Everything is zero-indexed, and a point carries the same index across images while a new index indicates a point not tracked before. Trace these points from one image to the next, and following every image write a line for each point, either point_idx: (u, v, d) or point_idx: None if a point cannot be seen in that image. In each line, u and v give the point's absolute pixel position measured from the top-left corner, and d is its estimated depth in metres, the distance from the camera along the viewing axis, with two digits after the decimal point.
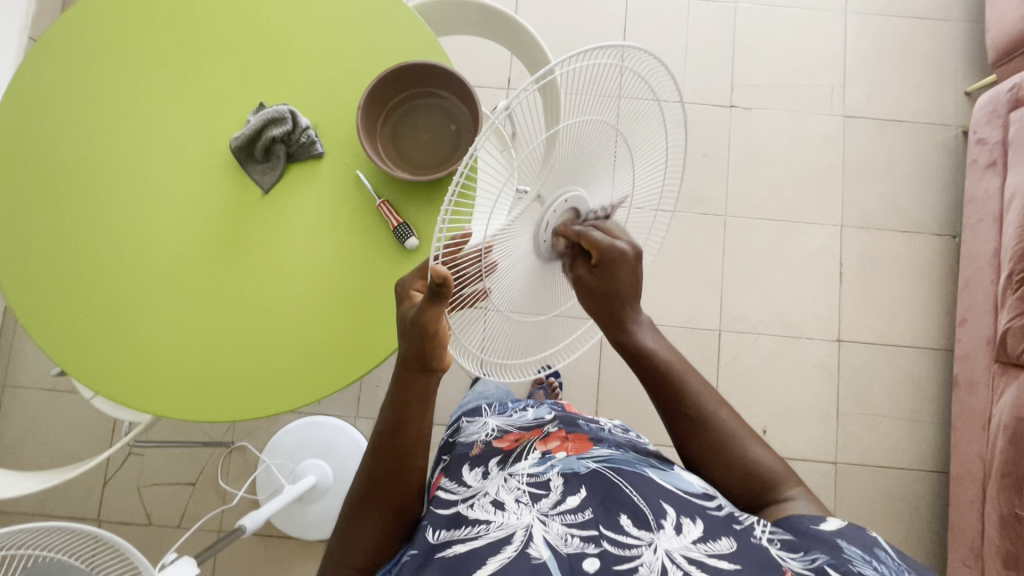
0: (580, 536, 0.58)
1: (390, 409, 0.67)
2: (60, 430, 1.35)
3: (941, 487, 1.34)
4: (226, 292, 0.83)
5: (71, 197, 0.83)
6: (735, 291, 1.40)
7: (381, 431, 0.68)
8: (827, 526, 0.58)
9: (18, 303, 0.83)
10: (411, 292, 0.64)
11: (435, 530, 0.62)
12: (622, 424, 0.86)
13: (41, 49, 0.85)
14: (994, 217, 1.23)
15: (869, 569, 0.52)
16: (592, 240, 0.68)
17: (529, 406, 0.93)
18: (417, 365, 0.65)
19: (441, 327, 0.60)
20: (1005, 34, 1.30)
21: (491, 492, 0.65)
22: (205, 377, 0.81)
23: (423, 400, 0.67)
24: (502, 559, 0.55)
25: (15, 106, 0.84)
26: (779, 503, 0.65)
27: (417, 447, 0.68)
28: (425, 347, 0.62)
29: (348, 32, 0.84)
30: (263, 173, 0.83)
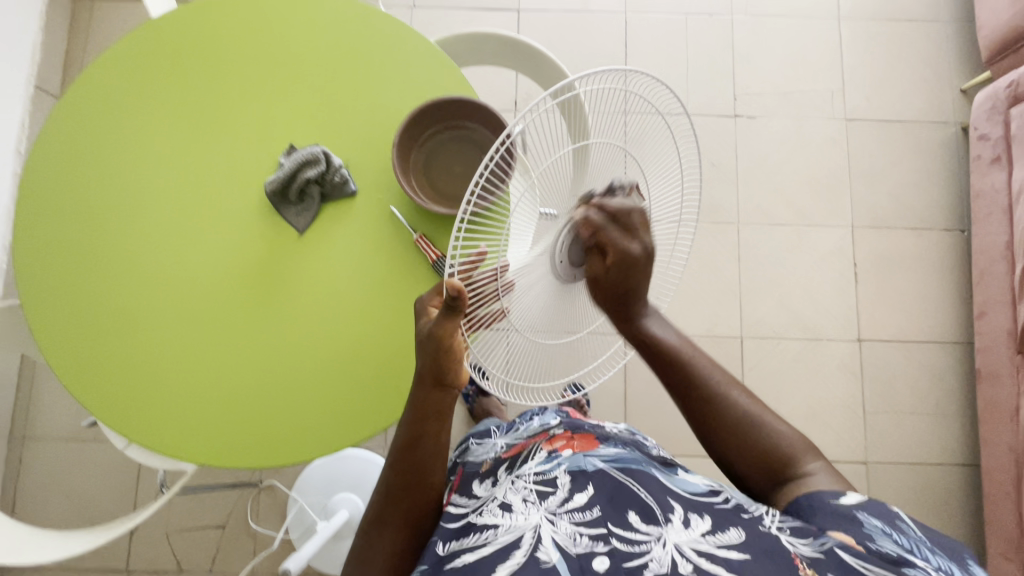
0: (589, 535, 0.58)
1: (408, 426, 0.66)
2: (83, 481, 1.32)
3: (972, 480, 1.35)
4: (267, 338, 0.82)
5: (103, 251, 0.83)
6: (754, 297, 1.41)
7: (401, 447, 0.67)
8: (845, 500, 0.59)
9: (53, 358, 0.81)
10: (428, 308, 0.65)
11: (445, 542, 0.62)
12: (627, 428, 0.87)
13: (67, 102, 0.84)
14: (1003, 211, 1.25)
15: (890, 542, 0.53)
16: (609, 238, 0.62)
17: (535, 415, 0.96)
18: (431, 382, 0.65)
19: (455, 342, 0.61)
20: (997, 33, 1.34)
21: (499, 497, 0.66)
22: (251, 424, 0.81)
23: (441, 414, 0.66)
24: (511, 565, 0.55)
25: (39, 165, 0.83)
26: (798, 478, 0.66)
27: (438, 461, 0.68)
28: (442, 361, 0.62)
29: (373, 71, 0.85)
30: (297, 214, 0.83)
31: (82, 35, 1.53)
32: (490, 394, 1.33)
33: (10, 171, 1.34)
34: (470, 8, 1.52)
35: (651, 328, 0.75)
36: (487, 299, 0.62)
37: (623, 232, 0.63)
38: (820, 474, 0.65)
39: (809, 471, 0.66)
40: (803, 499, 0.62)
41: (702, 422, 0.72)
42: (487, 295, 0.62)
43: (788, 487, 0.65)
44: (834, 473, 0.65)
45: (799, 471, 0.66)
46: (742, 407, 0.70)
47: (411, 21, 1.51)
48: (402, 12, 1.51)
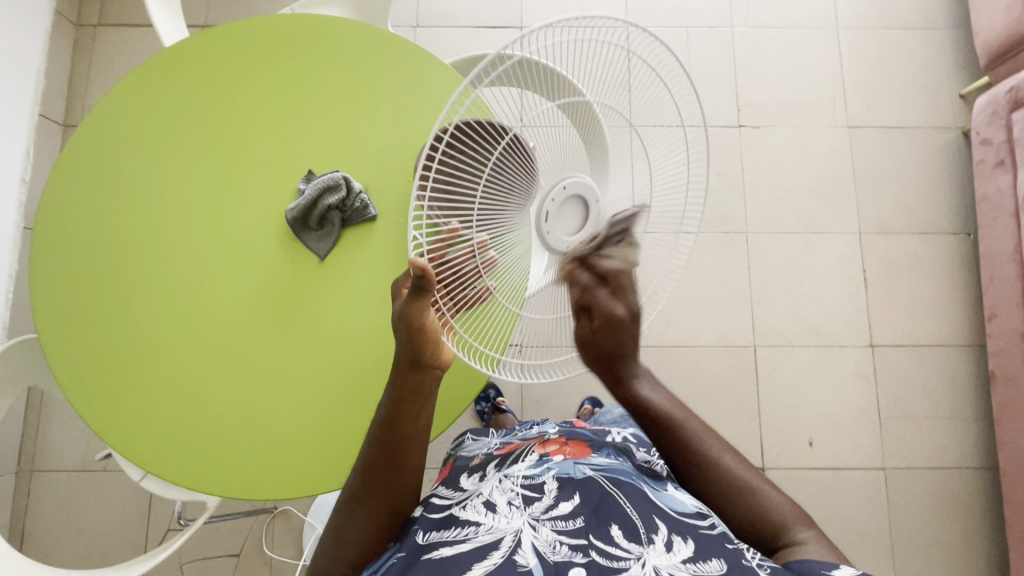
0: (568, 545, 0.58)
1: (388, 404, 0.65)
2: (92, 514, 1.30)
3: (990, 482, 1.35)
4: (291, 368, 0.82)
5: (122, 282, 0.82)
6: (765, 306, 1.41)
7: (379, 426, 0.65)
8: (838, 574, 0.56)
9: (72, 392, 0.80)
10: (400, 289, 0.65)
11: (425, 532, 0.62)
12: (633, 433, 0.86)
13: (84, 130, 0.83)
14: (1010, 214, 1.27)
15: None
16: (597, 299, 0.65)
17: (535, 424, 0.95)
18: (408, 363, 0.64)
19: (428, 320, 0.61)
20: (994, 39, 1.36)
21: (485, 494, 0.67)
22: (278, 456, 0.80)
23: (420, 395, 0.65)
24: (487, 564, 0.55)
25: (55, 193, 0.82)
26: (790, 547, 0.65)
27: (417, 446, 0.66)
28: (415, 340, 0.62)
29: (389, 95, 0.85)
30: (318, 240, 0.83)
31: (86, 63, 1.53)
32: (504, 409, 1.31)
33: (15, 200, 1.33)
34: (474, 26, 1.53)
35: (641, 391, 0.78)
36: (467, 279, 0.60)
37: (611, 294, 0.66)
38: (811, 543, 0.64)
39: (801, 540, 0.65)
40: (796, 564, 0.60)
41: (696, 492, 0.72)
42: (465, 275, 0.60)
43: (780, 553, 0.65)
44: (827, 546, 0.64)
45: (789, 540, 0.65)
46: (738, 476, 0.70)
47: (416, 40, 1.52)
48: (407, 32, 1.52)
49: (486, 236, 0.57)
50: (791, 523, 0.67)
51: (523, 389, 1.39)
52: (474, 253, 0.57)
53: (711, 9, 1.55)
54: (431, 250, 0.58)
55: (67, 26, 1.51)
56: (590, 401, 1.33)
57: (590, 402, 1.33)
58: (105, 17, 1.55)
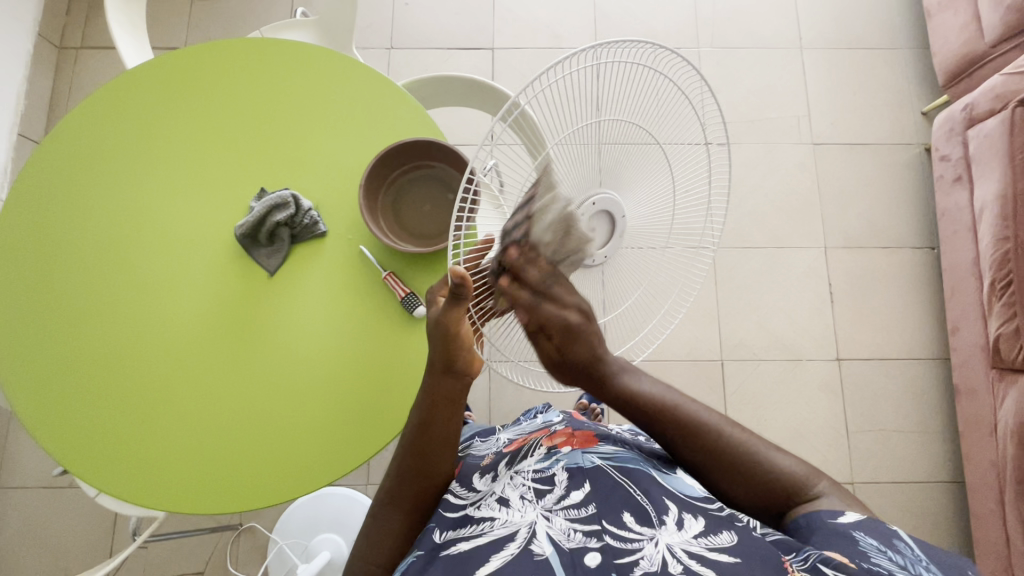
0: (582, 531, 0.60)
1: (424, 408, 0.73)
2: (56, 530, 1.29)
3: (959, 497, 1.34)
4: (238, 379, 0.82)
5: (75, 296, 0.83)
6: (732, 320, 1.43)
7: (414, 431, 0.73)
8: (844, 519, 0.60)
9: (23, 405, 0.81)
10: (436, 298, 0.70)
11: (443, 531, 0.65)
12: (631, 428, 0.89)
13: (44, 150, 0.86)
14: (968, 228, 1.29)
15: (885, 560, 0.53)
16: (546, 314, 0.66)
17: (538, 415, 0.98)
18: (441, 370, 0.71)
19: (462, 329, 0.67)
20: (951, 60, 1.39)
21: (498, 491, 0.69)
22: (222, 468, 0.80)
23: (453, 402, 0.74)
24: (504, 555, 0.58)
25: (15, 213, 0.85)
26: (807, 502, 0.66)
27: (444, 447, 0.74)
28: (449, 347, 0.68)
29: (343, 115, 0.87)
30: (268, 255, 0.84)
31: (67, 83, 1.56)
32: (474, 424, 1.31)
33: None
34: (446, 48, 1.57)
35: (626, 382, 0.79)
36: (497, 289, 0.64)
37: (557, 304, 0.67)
38: (830, 495, 0.66)
39: (819, 492, 0.66)
40: (805, 520, 0.63)
41: (704, 468, 0.72)
42: (496, 286, 0.64)
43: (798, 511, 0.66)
44: (842, 494, 0.66)
45: (808, 496, 0.67)
46: (742, 444, 0.71)
47: (388, 62, 1.56)
48: (379, 54, 1.56)
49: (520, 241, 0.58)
50: (808, 478, 0.68)
51: (493, 402, 1.40)
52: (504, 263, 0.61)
53: (677, 31, 1.59)
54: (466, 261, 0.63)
55: (49, 49, 1.54)
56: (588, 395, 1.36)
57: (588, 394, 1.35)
58: (87, 40, 1.59)
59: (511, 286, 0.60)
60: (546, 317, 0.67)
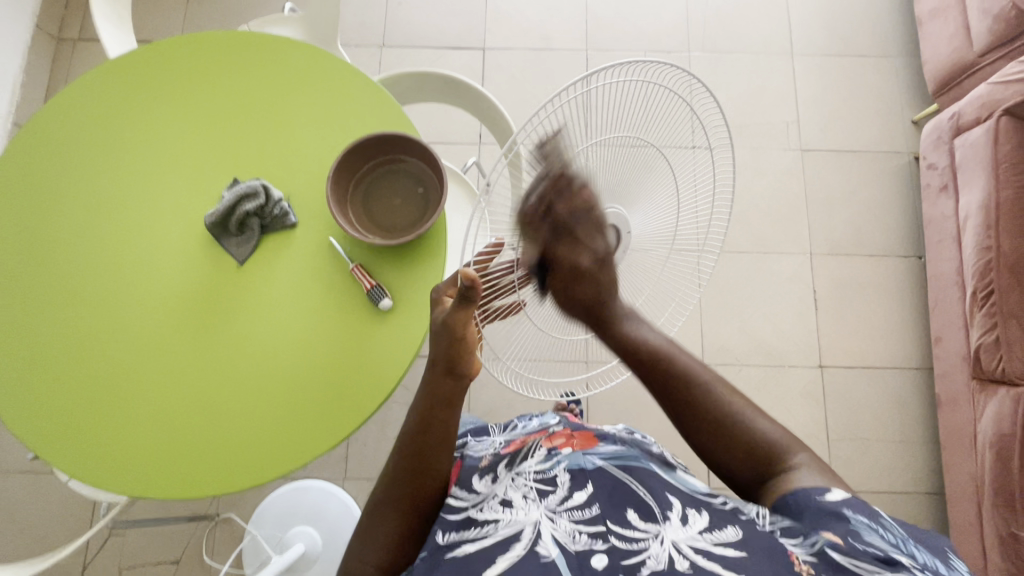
0: (588, 533, 0.60)
1: (421, 410, 0.71)
2: (35, 514, 1.30)
3: (940, 510, 1.33)
4: (200, 368, 0.83)
5: (48, 281, 0.85)
6: (716, 324, 1.42)
7: (412, 431, 0.71)
8: (831, 495, 0.60)
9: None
10: (444, 297, 0.71)
11: (445, 533, 0.65)
12: (628, 427, 0.87)
13: (25, 136, 0.88)
14: (952, 237, 1.28)
15: (878, 538, 0.54)
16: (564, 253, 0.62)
17: (532, 418, 0.97)
18: (444, 368, 0.70)
19: (468, 329, 0.65)
20: (940, 69, 1.39)
21: (500, 493, 0.68)
22: (180, 457, 0.81)
23: (452, 401, 0.71)
24: (510, 556, 0.57)
25: None
26: (785, 471, 0.65)
27: (443, 449, 0.72)
28: (456, 349, 0.67)
29: (317, 107, 0.88)
30: (237, 245, 0.85)
31: (64, 72, 1.58)
32: None
33: None
34: (437, 48, 1.58)
35: (632, 330, 0.72)
36: (502, 292, 0.65)
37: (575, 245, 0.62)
38: (805, 467, 0.65)
39: (796, 463, 0.66)
40: (790, 495, 0.62)
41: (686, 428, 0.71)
42: (502, 287, 0.64)
43: (778, 479, 0.65)
44: (819, 467, 0.65)
45: (786, 465, 0.66)
46: (725, 406, 0.69)
47: (379, 60, 1.57)
48: (372, 51, 1.57)
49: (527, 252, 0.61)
50: (788, 447, 0.67)
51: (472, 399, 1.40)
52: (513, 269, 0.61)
53: (668, 34, 1.59)
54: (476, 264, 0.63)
55: (46, 40, 1.56)
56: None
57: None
58: (84, 31, 1.61)
59: (537, 217, 0.57)
60: (566, 260, 0.62)
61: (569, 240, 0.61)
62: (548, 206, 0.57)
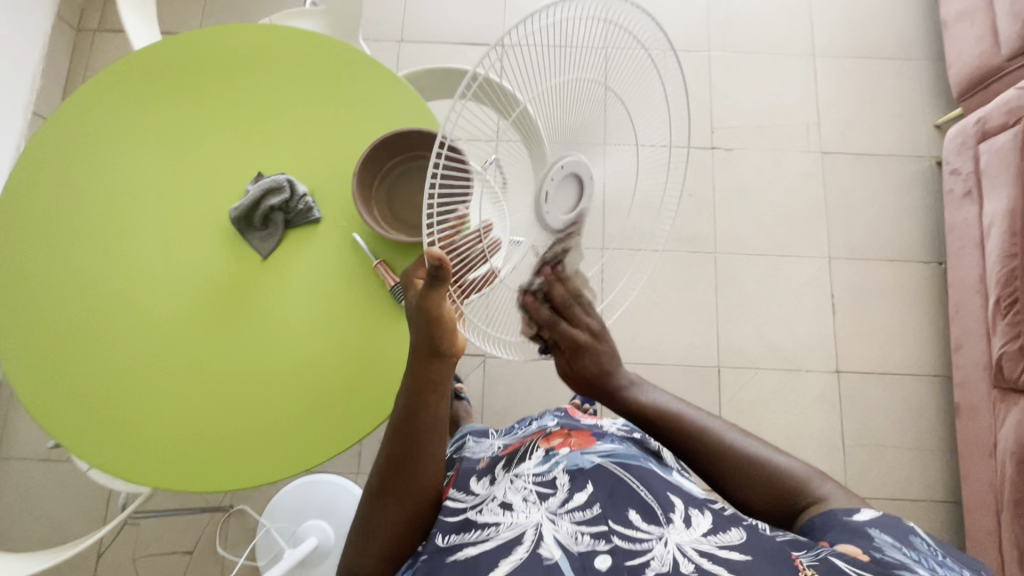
0: (590, 534, 0.61)
1: (408, 395, 0.69)
2: (51, 502, 1.31)
3: (956, 519, 1.32)
4: (222, 362, 0.83)
5: (70, 271, 0.85)
6: (731, 327, 1.41)
7: (401, 417, 0.69)
8: (858, 516, 0.62)
9: (19, 376, 0.83)
10: (414, 279, 0.69)
11: (445, 535, 0.65)
12: (626, 424, 0.83)
13: (50, 127, 0.88)
14: (975, 244, 1.26)
15: (898, 553, 0.55)
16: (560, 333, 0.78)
17: (533, 417, 0.96)
18: (428, 353, 0.68)
19: (446, 311, 0.63)
20: (965, 72, 1.37)
21: (499, 495, 0.68)
22: (201, 450, 0.81)
23: (438, 386, 0.69)
24: (513, 560, 0.58)
25: (20, 184, 0.87)
26: (813, 504, 0.69)
27: (433, 437, 0.70)
28: (433, 330, 0.64)
29: (343, 102, 0.88)
30: (262, 240, 0.85)
31: (83, 65, 1.58)
32: (462, 398, 1.32)
33: None
34: (455, 44, 1.57)
35: (634, 394, 0.87)
36: (473, 262, 0.63)
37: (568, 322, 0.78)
38: (833, 496, 0.68)
39: (824, 496, 0.69)
40: (818, 519, 0.65)
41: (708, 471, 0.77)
42: (472, 258, 0.62)
43: (805, 512, 0.69)
44: (845, 493, 0.68)
45: (812, 498, 0.69)
46: (745, 455, 0.74)
47: (397, 55, 1.56)
48: (389, 46, 1.57)
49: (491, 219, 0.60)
50: (811, 482, 0.71)
51: (485, 396, 1.40)
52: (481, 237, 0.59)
53: (688, 33, 1.58)
54: (440, 239, 0.60)
55: (66, 30, 1.57)
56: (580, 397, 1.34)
57: (579, 397, 1.33)
58: (104, 23, 1.61)
59: (537, 304, 0.71)
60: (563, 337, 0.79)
61: (569, 321, 0.78)
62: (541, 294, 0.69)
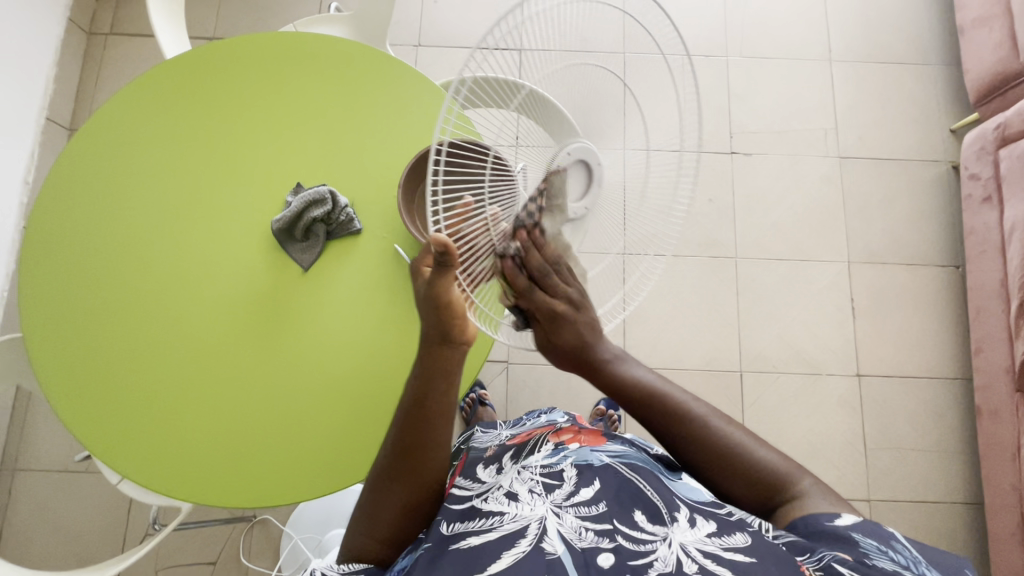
0: (594, 530, 0.60)
1: (418, 378, 0.67)
2: (70, 516, 1.29)
3: (976, 520, 1.33)
4: (268, 373, 0.82)
5: (105, 276, 0.83)
6: (753, 331, 1.42)
7: (411, 401, 0.67)
8: (840, 521, 0.60)
9: (49, 381, 0.81)
10: (421, 268, 0.66)
11: (449, 523, 0.64)
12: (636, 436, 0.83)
13: (88, 128, 0.87)
14: (996, 248, 1.27)
15: (886, 560, 0.56)
16: (536, 299, 0.67)
17: (542, 414, 0.98)
18: (438, 339, 0.66)
19: (456, 299, 0.64)
20: (983, 78, 1.38)
21: (504, 485, 0.68)
22: (244, 461, 0.80)
23: (449, 373, 0.67)
24: (515, 552, 0.57)
25: (56, 186, 0.85)
26: (789, 502, 0.66)
27: (443, 422, 0.68)
28: (444, 318, 0.65)
29: (380, 113, 0.87)
30: (302, 251, 0.85)
31: (97, 70, 1.56)
32: (486, 403, 1.31)
33: (17, 202, 1.35)
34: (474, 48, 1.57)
35: (630, 370, 0.76)
36: (483, 254, 0.61)
37: (546, 291, 0.67)
38: (811, 495, 0.66)
39: (801, 492, 0.66)
40: (798, 521, 0.63)
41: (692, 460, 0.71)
42: (480, 250, 0.61)
43: (780, 512, 0.66)
44: (826, 494, 0.66)
45: (789, 496, 0.66)
46: (728, 438, 0.70)
47: (415, 59, 1.55)
48: (408, 51, 1.56)
49: (498, 209, 0.58)
50: (792, 475, 0.68)
51: (509, 402, 1.40)
52: (489, 227, 0.58)
53: (707, 38, 1.58)
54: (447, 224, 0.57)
55: (78, 33, 1.54)
56: (605, 402, 1.34)
57: (604, 402, 1.33)
58: (116, 26, 1.59)
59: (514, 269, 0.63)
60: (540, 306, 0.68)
61: (545, 287, 0.67)
62: (519, 260, 0.62)
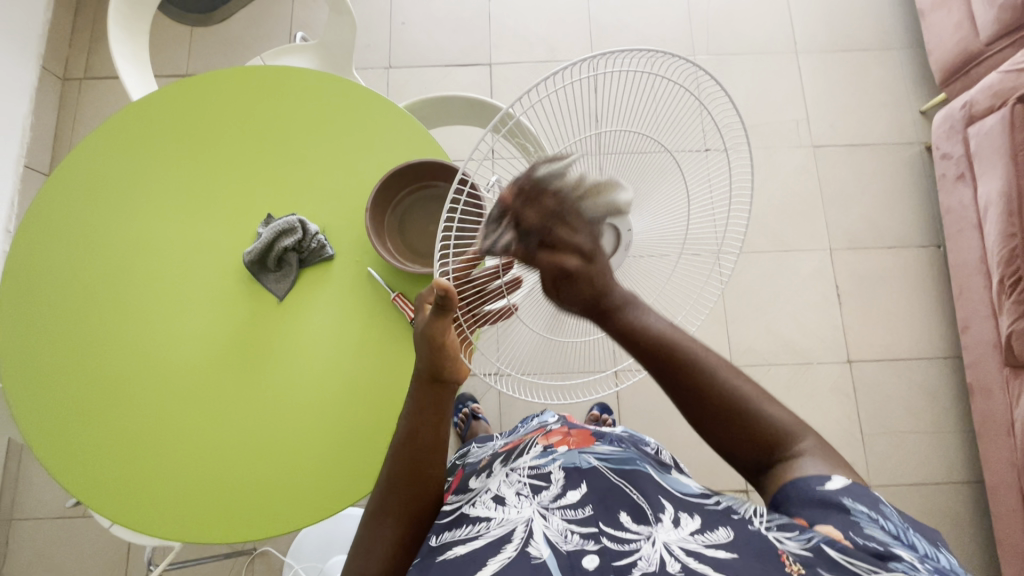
0: (580, 533, 0.58)
1: (411, 415, 0.65)
2: (68, 563, 1.28)
3: (978, 498, 1.33)
4: (244, 405, 0.82)
5: (81, 315, 0.84)
6: (740, 325, 1.42)
7: (401, 439, 0.65)
8: (830, 485, 0.56)
9: (29, 425, 0.81)
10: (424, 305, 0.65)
11: (437, 534, 0.62)
12: (627, 429, 0.85)
13: (62, 168, 0.87)
14: (973, 225, 1.28)
15: (878, 529, 0.51)
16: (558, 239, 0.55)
17: (533, 417, 0.98)
18: (430, 378, 0.65)
19: (451, 339, 0.61)
20: (947, 58, 1.40)
21: (492, 489, 0.67)
22: (221, 496, 0.79)
23: (442, 409, 0.65)
24: (502, 559, 0.55)
25: (31, 228, 0.86)
26: (789, 461, 0.61)
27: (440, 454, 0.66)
28: (439, 359, 0.62)
29: (346, 139, 0.88)
30: (276, 281, 0.85)
31: (71, 115, 1.57)
32: (480, 417, 1.33)
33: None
34: (445, 65, 1.58)
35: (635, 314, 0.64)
36: (489, 296, 0.61)
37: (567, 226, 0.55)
38: (812, 454, 0.60)
39: (801, 451, 0.61)
40: (790, 487, 0.58)
41: (696, 414, 0.64)
42: (487, 292, 0.61)
43: (779, 471, 0.61)
44: (826, 453, 0.60)
45: (789, 453, 0.61)
46: (739, 391, 0.63)
47: (386, 81, 1.57)
48: (379, 73, 1.57)
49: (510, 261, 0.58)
50: (793, 433, 0.62)
51: (503, 414, 1.40)
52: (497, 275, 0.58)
53: (673, 40, 1.60)
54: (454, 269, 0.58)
55: (53, 80, 1.56)
56: (599, 408, 1.34)
57: (598, 408, 1.34)
58: (89, 70, 1.61)
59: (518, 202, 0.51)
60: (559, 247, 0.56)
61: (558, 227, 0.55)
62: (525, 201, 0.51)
